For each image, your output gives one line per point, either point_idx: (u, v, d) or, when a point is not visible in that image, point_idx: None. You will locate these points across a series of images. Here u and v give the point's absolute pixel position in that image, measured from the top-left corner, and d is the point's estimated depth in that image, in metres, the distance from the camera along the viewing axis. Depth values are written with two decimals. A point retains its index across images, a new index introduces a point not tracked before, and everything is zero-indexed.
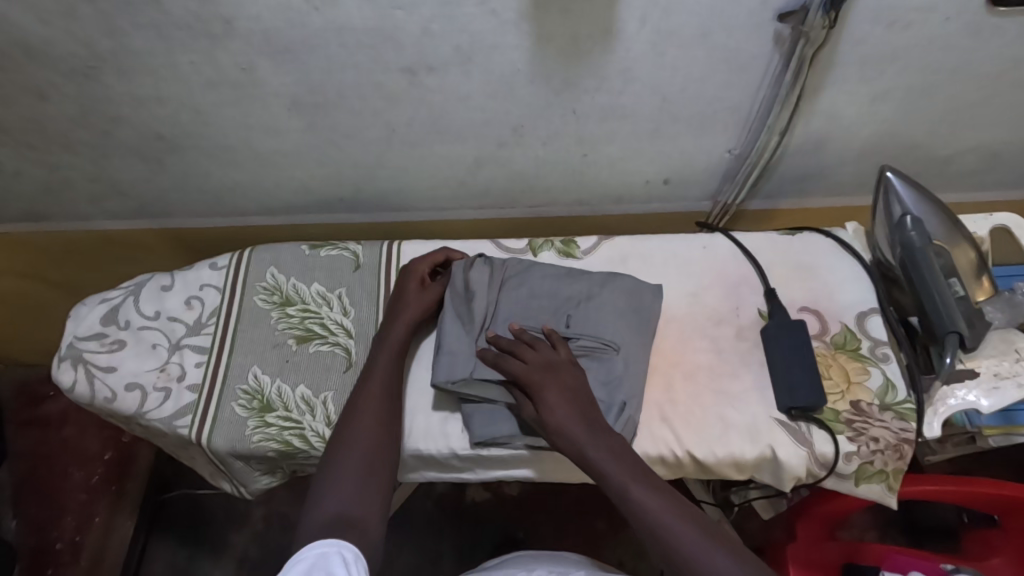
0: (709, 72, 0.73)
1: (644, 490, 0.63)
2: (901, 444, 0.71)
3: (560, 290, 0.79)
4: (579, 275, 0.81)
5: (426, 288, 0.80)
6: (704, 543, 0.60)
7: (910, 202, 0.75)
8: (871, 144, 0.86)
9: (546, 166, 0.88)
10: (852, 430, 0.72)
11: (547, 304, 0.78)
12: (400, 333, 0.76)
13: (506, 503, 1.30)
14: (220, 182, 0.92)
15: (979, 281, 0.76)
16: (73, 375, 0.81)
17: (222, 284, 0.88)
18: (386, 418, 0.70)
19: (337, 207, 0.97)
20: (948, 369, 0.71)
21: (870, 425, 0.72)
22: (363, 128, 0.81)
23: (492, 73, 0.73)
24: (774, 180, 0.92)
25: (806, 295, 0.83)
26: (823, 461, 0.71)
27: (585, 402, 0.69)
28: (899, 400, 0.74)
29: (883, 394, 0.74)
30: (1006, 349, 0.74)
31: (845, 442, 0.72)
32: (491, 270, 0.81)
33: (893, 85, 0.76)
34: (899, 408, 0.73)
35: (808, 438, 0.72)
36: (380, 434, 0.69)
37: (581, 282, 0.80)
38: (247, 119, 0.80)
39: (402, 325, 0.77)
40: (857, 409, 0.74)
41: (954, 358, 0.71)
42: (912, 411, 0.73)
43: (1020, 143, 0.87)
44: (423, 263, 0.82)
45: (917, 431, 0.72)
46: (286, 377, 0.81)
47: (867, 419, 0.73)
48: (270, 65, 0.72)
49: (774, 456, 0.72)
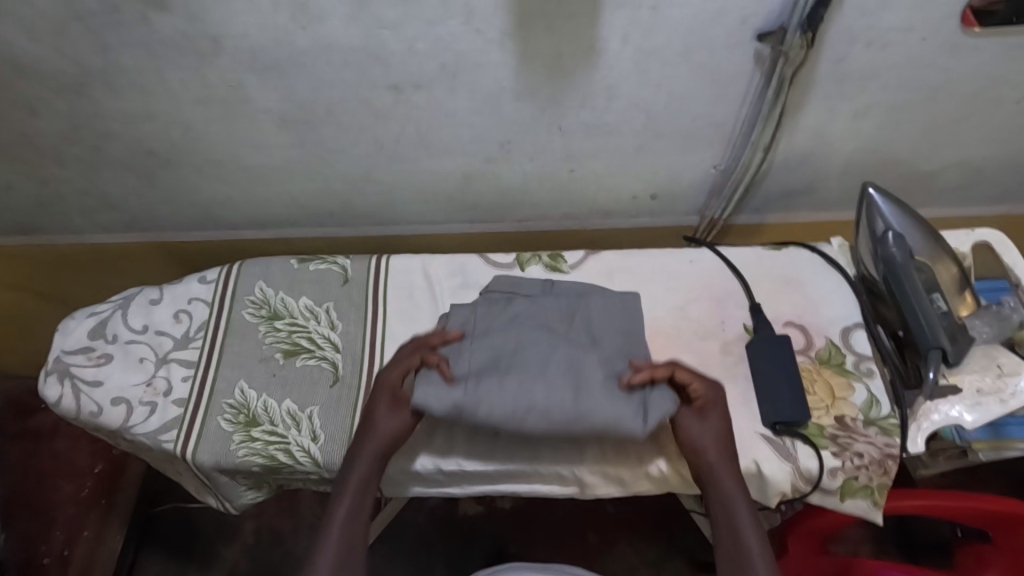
0: (692, 90, 0.74)
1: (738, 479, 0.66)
2: (886, 459, 0.71)
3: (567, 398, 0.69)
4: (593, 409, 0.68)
5: (397, 408, 0.70)
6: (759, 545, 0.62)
7: (894, 218, 0.76)
8: (855, 159, 0.87)
9: (534, 181, 0.89)
10: (836, 446, 0.72)
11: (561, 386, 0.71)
12: (363, 472, 0.67)
13: (499, 517, 1.30)
14: (210, 196, 0.93)
15: (963, 295, 0.76)
16: (58, 390, 0.81)
17: (211, 298, 0.88)
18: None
19: (327, 220, 0.98)
20: (931, 384, 0.72)
21: (854, 441, 0.73)
22: (352, 143, 0.82)
23: (477, 91, 0.74)
24: (761, 195, 0.93)
25: (812, 308, 0.83)
26: (807, 476, 0.71)
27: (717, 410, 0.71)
28: (884, 415, 0.74)
29: (868, 409, 0.74)
30: (988, 365, 0.74)
31: (829, 458, 0.72)
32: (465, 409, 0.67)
33: (875, 102, 0.77)
34: (884, 423, 0.73)
35: (792, 453, 0.72)
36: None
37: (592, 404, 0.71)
38: (236, 134, 0.81)
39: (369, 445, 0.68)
40: (841, 424, 0.74)
41: (937, 373, 0.72)
42: (896, 426, 0.73)
43: (1003, 159, 0.88)
44: (393, 372, 0.71)
45: (902, 446, 0.72)
46: (272, 392, 0.81)
47: (852, 434, 0.73)
48: (259, 83, 0.73)
49: (759, 472, 0.72)
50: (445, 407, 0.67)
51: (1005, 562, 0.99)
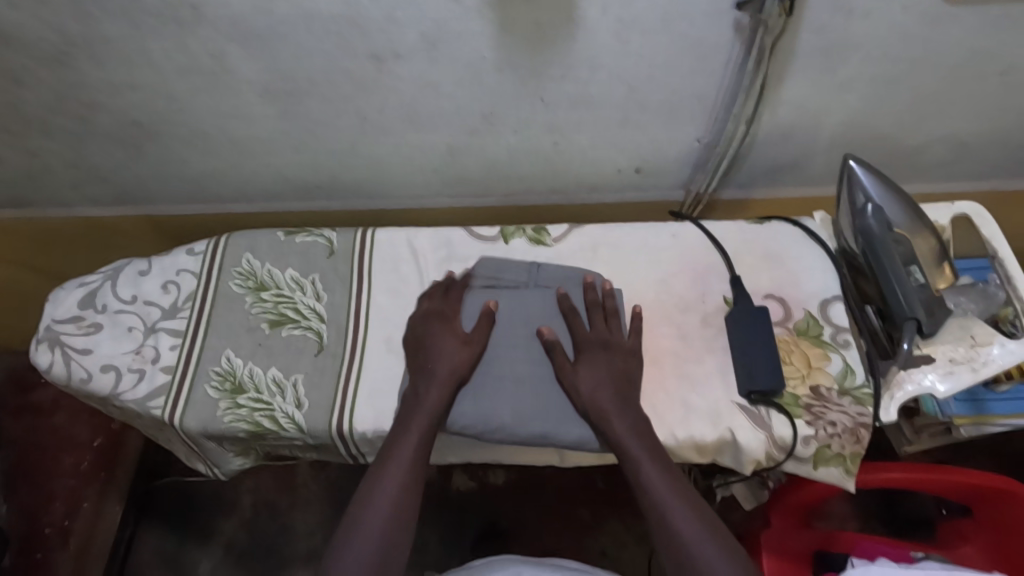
0: (673, 61, 0.74)
1: (657, 471, 0.68)
2: (858, 428, 0.73)
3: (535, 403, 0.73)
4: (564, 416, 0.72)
5: (467, 346, 0.75)
6: (703, 539, 0.66)
7: (873, 189, 0.75)
8: (840, 134, 0.87)
9: (518, 154, 0.89)
10: (810, 415, 0.74)
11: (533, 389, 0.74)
12: (399, 479, 0.69)
13: (490, 492, 1.32)
14: (197, 169, 0.93)
15: (942, 268, 0.76)
16: (50, 357, 0.83)
17: (199, 269, 0.89)
18: (401, 500, 0.68)
19: (314, 193, 0.98)
20: (905, 355, 0.73)
21: (828, 409, 0.74)
22: (336, 115, 0.82)
23: (458, 61, 0.74)
24: (746, 169, 0.93)
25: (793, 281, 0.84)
26: (781, 444, 0.73)
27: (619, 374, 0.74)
28: (858, 384, 0.75)
29: (842, 379, 0.76)
30: (962, 335, 0.74)
31: (803, 426, 0.73)
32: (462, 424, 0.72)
33: (858, 73, 0.77)
34: (857, 393, 0.75)
35: (766, 422, 0.73)
36: (396, 511, 0.68)
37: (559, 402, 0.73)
38: (220, 105, 0.81)
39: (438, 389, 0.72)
40: (816, 394, 0.75)
41: (911, 344, 0.73)
42: (869, 395, 0.74)
43: (988, 134, 0.88)
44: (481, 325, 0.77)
45: (874, 416, 0.73)
46: (258, 360, 0.82)
47: (826, 403, 0.74)
48: (240, 52, 0.73)
49: (734, 439, 0.73)
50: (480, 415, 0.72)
51: (983, 537, 1.02)
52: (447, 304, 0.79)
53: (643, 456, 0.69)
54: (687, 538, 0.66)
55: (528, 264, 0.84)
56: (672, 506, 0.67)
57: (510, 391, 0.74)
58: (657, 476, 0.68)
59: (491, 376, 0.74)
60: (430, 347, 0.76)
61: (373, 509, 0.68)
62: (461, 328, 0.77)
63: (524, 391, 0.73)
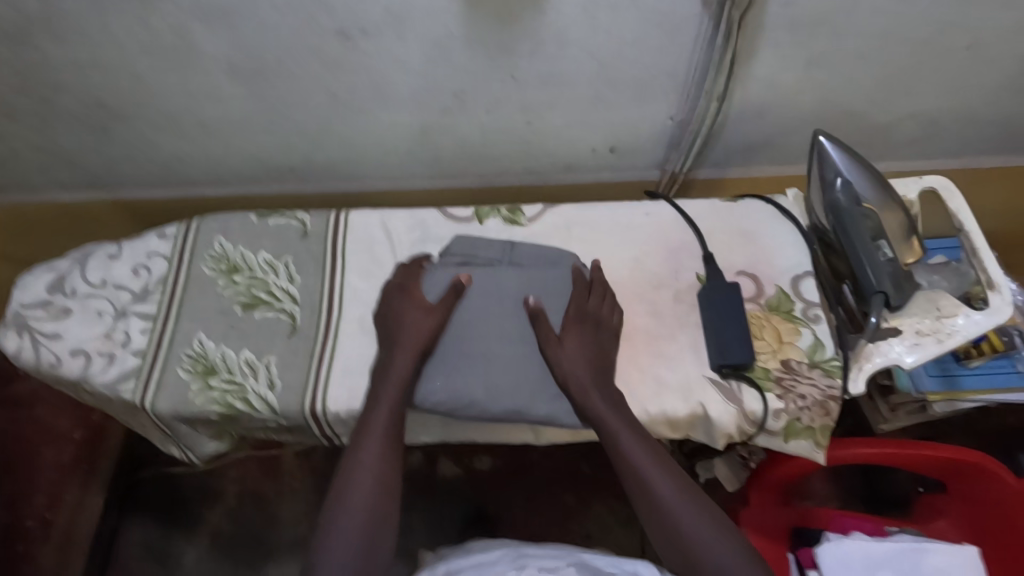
0: (642, 36, 0.74)
1: (632, 440, 0.69)
2: (827, 401, 0.74)
3: (508, 378, 0.73)
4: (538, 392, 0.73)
5: (427, 316, 0.75)
6: (684, 501, 0.67)
7: (843, 164, 0.75)
8: (812, 111, 0.88)
9: (492, 134, 0.89)
10: (780, 388, 0.74)
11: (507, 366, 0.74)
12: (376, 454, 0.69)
13: (474, 477, 1.32)
14: (167, 151, 0.92)
15: (909, 242, 0.75)
16: (18, 342, 0.81)
17: (170, 253, 0.88)
18: (381, 475, 0.69)
19: (288, 176, 0.97)
20: (873, 328, 0.74)
21: (798, 382, 0.75)
22: (305, 94, 0.82)
23: (426, 37, 0.73)
24: (720, 148, 0.93)
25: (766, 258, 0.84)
26: (752, 418, 0.73)
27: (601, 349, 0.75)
28: (827, 357, 0.76)
29: (812, 353, 0.77)
30: (929, 307, 0.75)
31: (774, 399, 0.74)
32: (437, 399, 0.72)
33: (827, 49, 0.77)
34: (826, 365, 0.76)
35: (738, 396, 0.74)
36: (378, 485, 0.68)
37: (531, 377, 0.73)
38: (187, 85, 0.80)
39: (404, 361, 0.73)
40: (786, 367, 0.76)
41: (879, 317, 0.74)
42: (838, 368, 0.75)
43: (957, 110, 0.89)
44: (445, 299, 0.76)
45: (844, 388, 0.74)
46: (231, 343, 0.81)
47: (796, 376, 0.75)
48: (204, 28, 0.72)
49: (705, 414, 0.74)
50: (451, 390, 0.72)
51: (957, 511, 1.04)
52: (413, 281, 0.79)
53: (619, 425, 0.70)
54: (671, 505, 0.67)
55: (503, 242, 0.83)
56: (656, 476, 0.68)
57: (481, 368, 0.73)
58: (637, 447, 0.69)
59: (460, 353, 0.74)
60: (394, 319, 0.76)
61: (357, 484, 0.68)
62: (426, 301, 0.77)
63: (497, 368, 0.73)
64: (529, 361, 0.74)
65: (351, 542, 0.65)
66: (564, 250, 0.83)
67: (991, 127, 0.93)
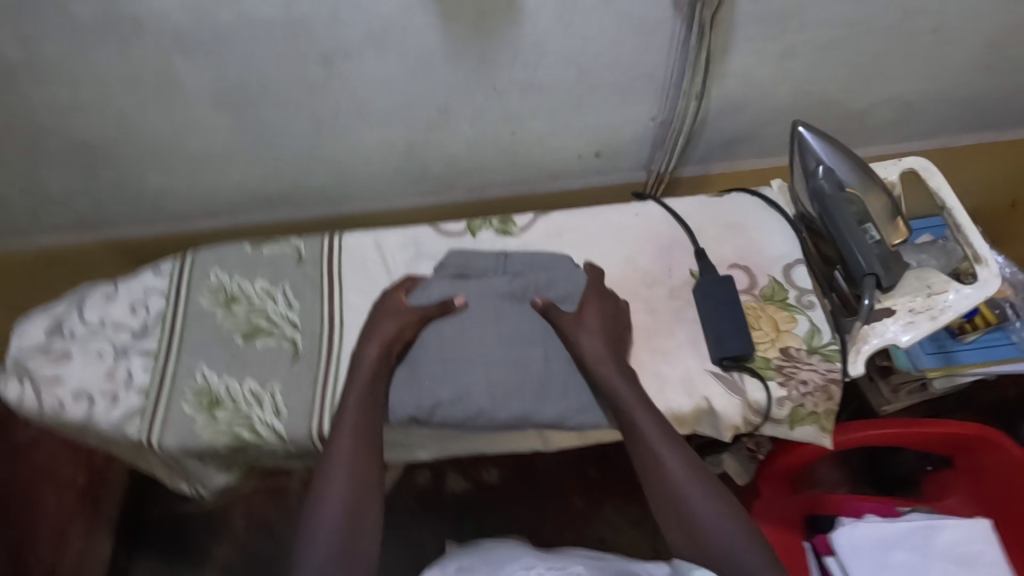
0: (618, 40, 0.76)
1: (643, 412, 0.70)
2: (828, 385, 0.75)
3: (511, 381, 0.74)
4: (543, 395, 0.74)
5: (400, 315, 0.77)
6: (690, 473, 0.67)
7: (823, 152, 0.77)
8: (789, 102, 0.90)
9: (478, 147, 0.90)
10: (781, 376, 0.75)
11: (507, 370, 0.74)
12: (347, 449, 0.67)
13: (484, 490, 1.32)
14: (157, 187, 0.93)
15: (896, 224, 0.76)
16: (18, 389, 0.81)
17: (167, 289, 0.88)
18: (363, 465, 0.66)
19: (279, 203, 0.98)
20: (866, 310, 0.74)
21: (798, 369, 0.76)
22: (291, 121, 0.83)
23: (407, 57, 0.75)
24: (702, 145, 0.95)
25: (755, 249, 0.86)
26: (756, 408, 0.74)
27: (618, 327, 0.77)
28: (825, 342, 0.78)
29: (810, 338, 0.78)
30: (920, 286, 0.76)
31: (776, 388, 0.75)
32: (442, 406, 0.73)
33: (798, 41, 0.79)
34: (825, 350, 0.77)
35: (740, 386, 0.75)
36: (361, 475, 0.66)
37: (532, 378, 0.74)
38: (173, 119, 0.81)
39: (372, 351, 0.74)
40: (786, 355, 0.77)
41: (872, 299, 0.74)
42: (836, 352, 0.77)
43: (929, 92, 0.91)
44: (433, 306, 0.78)
45: (843, 370, 0.75)
46: (234, 373, 0.81)
47: (796, 363, 0.76)
48: (187, 63, 0.73)
49: (710, 407, 0.75)
50: (454, 398, 0.73)
51: (964, 484, 1.04)
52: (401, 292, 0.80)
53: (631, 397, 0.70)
54: (677, 482, 0.66)
55: (496, 253, 0.85)
56: (661, 451, 0.68)
57: (485, 375, 0.74)
58: (649, 421, 0.69)
59: (461, 363, 0.75)
60: (374, 312, 0.78)
61: (337, 472, 0.65)
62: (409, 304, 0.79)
63: (501, 378, 0.74)
64: (531, 367, 0.75)
65: (331, 533, 0.61)
66: (557, 255, 0.85)
67: (962, 106, 0.95)
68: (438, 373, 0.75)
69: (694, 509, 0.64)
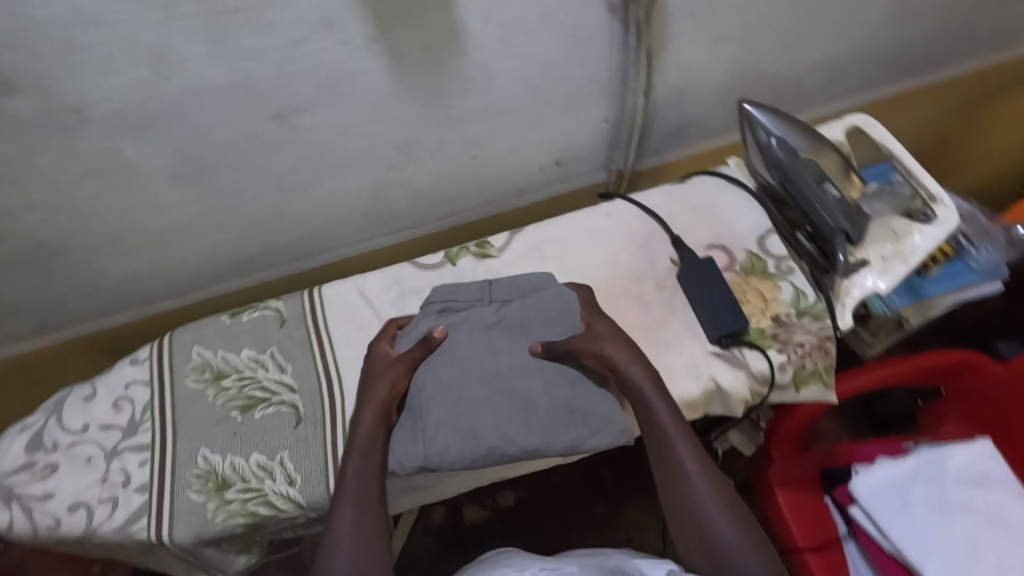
0: (562, 52, 0.78)
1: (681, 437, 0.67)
2: (824, 342, 0.78)
3: (518, 410, 0.73)
4: (552, 419, 0.73)
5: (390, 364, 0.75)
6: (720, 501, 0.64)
7: (772, 125, 0.81)
8: (728, 83, 0.94)
9: (442, 176, 0.91)
10: (779, 342, 0.78)
11: (509, 402, 0.74)
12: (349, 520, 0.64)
13: (504, 515, 1.30)
14: (119, 274, 0.89)
15: (850, 178, 0.83)
16: (7, 514, 0.76)
17: (149, 377, 0.85)
18: (367, 515, 0.64)
19: (249, 267, 0.96)
20: (842, 266, 0.79)
21: (793, 333, 0.78)
22: (251, 183, 0.81)
23: (360, 101, 0.74)
24: (655, 137, 0.98)
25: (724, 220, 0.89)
26: (761, 377, 0.76)
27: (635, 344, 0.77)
28: (812, 302, 0.80)
29: (797, 301, 0.80)
30: (885, 233, 0.79)
31: (776, 355, 0.77)
32: (460, 447, 0.72)
33: (728, 24, 0.83)
34: (813, 309, 0.80)
35: (743, 360, 0.77)
36: (367, 529, 0.63)
37: (538, 404, 0.74)
38: (128, 203, 0.78)
39: (369, 409, 0.72)
40: (778, 322, 0.79)
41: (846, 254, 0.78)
42: (823, 309, 0.80)
43: (852, 52, 0.97)
44: (419, 350, 0.77)
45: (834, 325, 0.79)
46: (237, 450, 0.78)
47: (789, 327, 0.79)
48: (136, 144, 0.71)
49: (718, 386, 0.76)
50: (465, 437, 0.72)
51: (958, 412, 1.09)
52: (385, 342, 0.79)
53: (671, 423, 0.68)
54: (701, 500, 0.64)
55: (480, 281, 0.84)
56: (691, 472, 0.65)
57: (493, 409, 0.73)
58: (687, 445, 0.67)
59: (463, 402, 0.74)
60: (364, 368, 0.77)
61: (341, 548, 0.62)
62: (394, 352, 0.78)
63: (511, 411, 0.73)
64: (535, 394, 0.74)
65: None
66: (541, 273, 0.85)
67: (883, 59, 1.01)
68: (443, 415, 0.73)
69: (723, 537, 0.61)
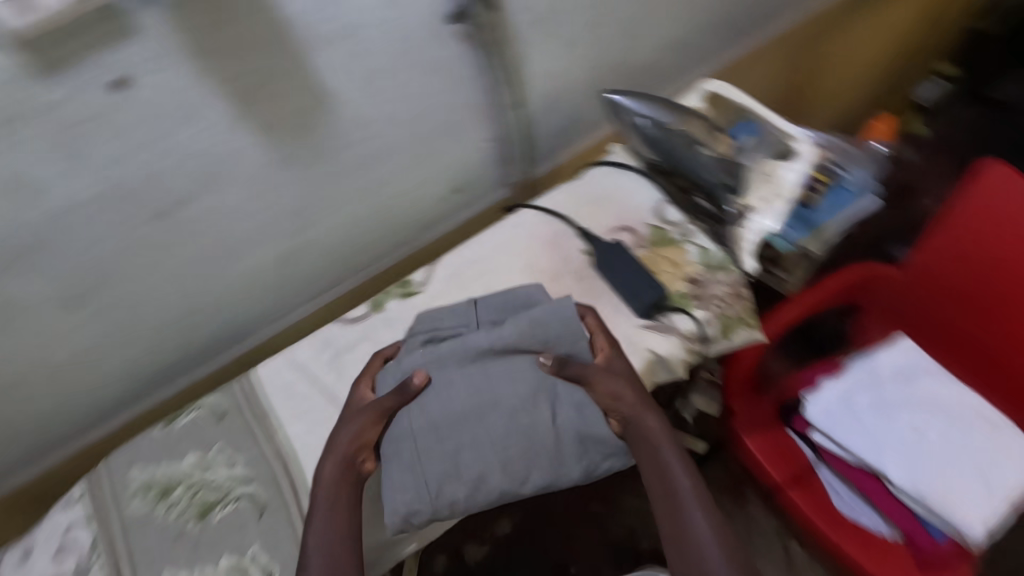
0: (427, 86, 0.81)
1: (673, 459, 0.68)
2: (736, 289, 0.85)
3: (522, 452, 0.69)
4: (557, 453, 0.70)
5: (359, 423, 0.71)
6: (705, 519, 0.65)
7: (637, 106, 0.89)
8: (591, 78, 1.00)
9: (347, 229, 0.91)
10: (697, 299, 0.83)
11: (517, 442, 0.69)
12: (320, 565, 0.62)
13: (504, 543, 1.28)
14: (28, 419, 0.83)
15: (718, 137, 0.91)
16: None
17: (87, 514, 0.79)
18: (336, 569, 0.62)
19: (173, 371, 0.92)
20: (733, 216, 0.87)
21: (706, 287, 0.84)
22: (151, 286, 0.78)
23: (242, 177, 0.74)
24: (540, 142, 1.03)
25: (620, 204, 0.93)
26: (692, 335, 0.81)
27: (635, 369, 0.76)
28: (715, 255, 0.86)
29: (704, 258, 0.86)
30: (763, 179, 0.90)
31: (698, 311, 0.82)
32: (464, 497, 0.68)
33: (574, 28, 0.90)
34: (719, 262, 0.86)
35: (671, 325, 0.81)
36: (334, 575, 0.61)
37: (545, 440, 0.70)
38: (21, 341, 0.74)
39: (333, 457, 0.69)
40: (691, 282, 0.84)
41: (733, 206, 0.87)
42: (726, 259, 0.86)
43: (689, 26, 1.06)
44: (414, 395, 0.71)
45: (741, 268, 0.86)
46: (202, 560, 0.74)
47: (702, 285, 0.84)
48: (14, 279, 0.67)
49: (656, 355, 0.79)
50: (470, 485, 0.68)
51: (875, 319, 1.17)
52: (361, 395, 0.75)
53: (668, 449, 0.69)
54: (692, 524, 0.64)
55: (466, 304, 0.83)
56: (686, 497, 0.66)
57: (499, 450, 0.69)
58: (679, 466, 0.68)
59: (464, 448, 0.69)
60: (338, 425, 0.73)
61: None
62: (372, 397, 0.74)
63: (510, 448, 0.69)
64: (540, 430, 0.70)
65: None
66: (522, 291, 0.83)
67: (718, 26, 1.12)
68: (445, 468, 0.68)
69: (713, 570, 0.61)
